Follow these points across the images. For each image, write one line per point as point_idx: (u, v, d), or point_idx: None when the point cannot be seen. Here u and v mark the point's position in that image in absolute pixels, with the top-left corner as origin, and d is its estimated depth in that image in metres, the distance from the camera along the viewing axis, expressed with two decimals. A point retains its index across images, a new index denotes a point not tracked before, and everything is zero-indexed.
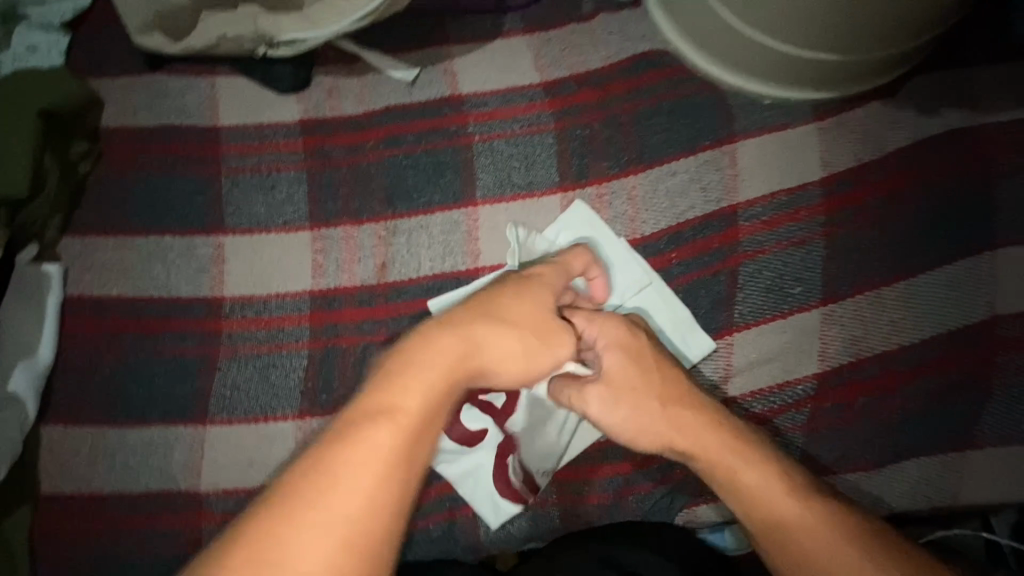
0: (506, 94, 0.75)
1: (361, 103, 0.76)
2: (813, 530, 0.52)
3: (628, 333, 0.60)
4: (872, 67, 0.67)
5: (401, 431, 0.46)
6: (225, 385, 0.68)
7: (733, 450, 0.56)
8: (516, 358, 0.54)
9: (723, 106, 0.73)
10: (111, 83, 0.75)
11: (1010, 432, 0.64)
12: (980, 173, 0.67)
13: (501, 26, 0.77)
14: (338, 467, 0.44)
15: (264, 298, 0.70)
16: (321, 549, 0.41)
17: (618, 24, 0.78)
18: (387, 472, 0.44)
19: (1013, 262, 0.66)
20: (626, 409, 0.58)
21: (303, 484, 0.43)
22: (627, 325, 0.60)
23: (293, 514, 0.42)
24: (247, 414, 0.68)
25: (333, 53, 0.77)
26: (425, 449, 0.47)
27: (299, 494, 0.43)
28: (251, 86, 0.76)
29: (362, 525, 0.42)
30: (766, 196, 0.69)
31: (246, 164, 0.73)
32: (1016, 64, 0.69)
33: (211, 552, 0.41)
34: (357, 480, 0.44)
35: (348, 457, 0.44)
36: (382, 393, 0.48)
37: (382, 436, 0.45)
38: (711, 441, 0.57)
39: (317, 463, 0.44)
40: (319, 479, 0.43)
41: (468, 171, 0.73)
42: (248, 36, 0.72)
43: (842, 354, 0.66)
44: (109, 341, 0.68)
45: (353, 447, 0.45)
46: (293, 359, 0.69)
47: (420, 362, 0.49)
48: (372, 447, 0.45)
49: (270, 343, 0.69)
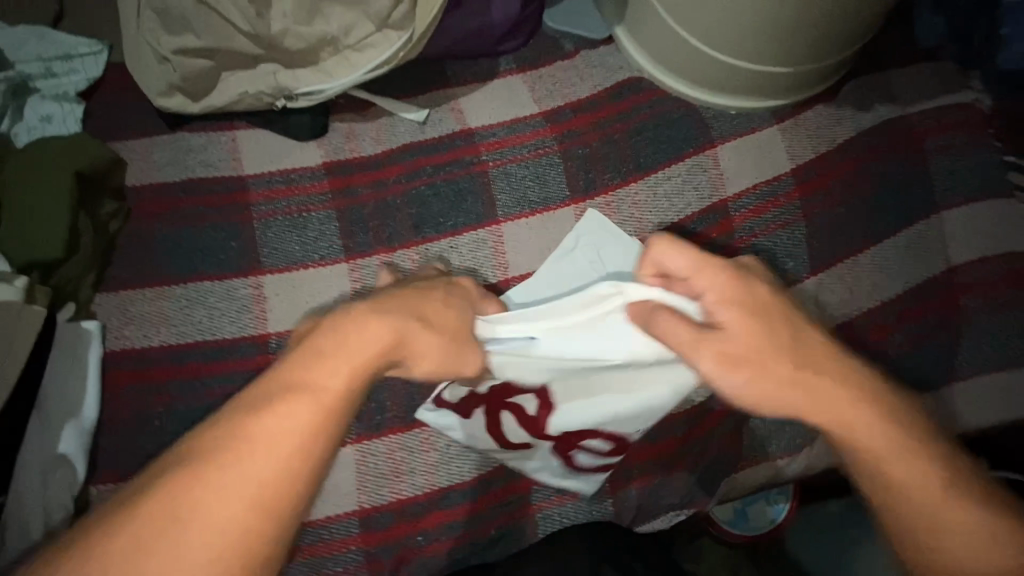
0: (511, 124, 0.83)
1: (379, 143, 0.82)
2: (957, 515, 0.51)
3: (739, 292, 0.54)
4: (814, 77, 0.82)
5: (316, 400, 0.47)
6: None
7: (885, 432, 0.52)
8: (443, 348, 0.54)
9: (699, 118, 0.85)
10: (132, 145, 0.77)
11: (984, 364, 0.76)
12: (914, 154, 0.81)
13: (497, 67, 0.87)
14: (256, 429, 0.45)
15: None
16: (229, 512, 0.43)
17: (598, 57, 0.88)
18: (296, 436, 0.46)
19: (954, 222, 0.79)
20: (756, 384, 0.53)
21: (217, 443, 0.45)
22: (733, 281, 0.55)
23: (204, 471, 0.44)
24: None
25: (347, 102, 0.83)
26: (343, 425, 0.48)
27: (213, 457, 0.44)
28: (271, 136, 0.80)
29: (277, 486, 0.44)
30: (751, 188, 0.80)
31: (276, 208, 0.77)
32: (923, 66, 0.85)
33: (124, 501, 0.44)
34: (277, 448, 0.45)
35: (265, 421, 0.46)
36: (301, 362, 0.49)
37: (296, 407, 0.46)
38: (860, 419, 0.52)
39: (235, 424, 0.46)
40: (235, 442, 0.45)
41: (487, 194, 0.80)
42: (269, 90, 0.77)
43: (833, 315, 0.77)
44: (156, 392, 0.68)
45: (273, 414, 0.46)
46: None
47: (352, 328, 0.50)
48: (287, 417, 0.46)
49: None
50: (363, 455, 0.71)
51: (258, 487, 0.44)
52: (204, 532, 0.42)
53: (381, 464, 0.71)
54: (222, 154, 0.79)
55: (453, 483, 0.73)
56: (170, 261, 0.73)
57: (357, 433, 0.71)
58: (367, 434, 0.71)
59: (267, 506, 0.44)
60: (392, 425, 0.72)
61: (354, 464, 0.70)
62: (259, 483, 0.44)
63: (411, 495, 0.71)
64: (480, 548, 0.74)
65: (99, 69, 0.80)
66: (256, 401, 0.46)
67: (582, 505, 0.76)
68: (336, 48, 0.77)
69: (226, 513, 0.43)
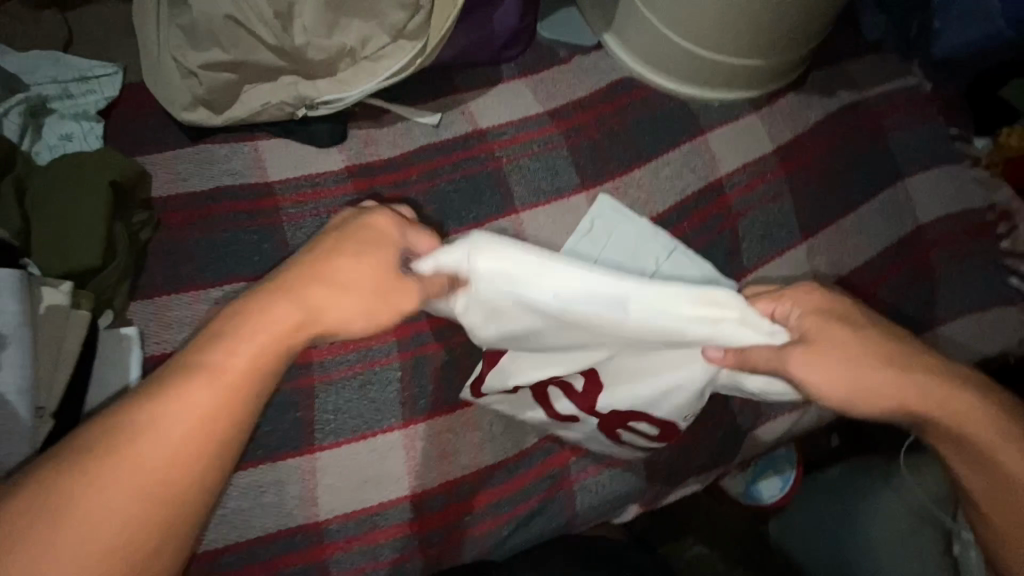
0: (519, 123, 0.90)
1: (397, 147, 0.87)
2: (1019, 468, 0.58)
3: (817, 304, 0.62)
4: (783, 68, 0.92)
5: (233, 375, 0.51)
6: (327, 410, 0.70)
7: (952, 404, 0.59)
8: (360, 315, 0.59)
9: (687, 110, 0.94)
10: (156, 158, 0.79)
11: (957, 307, 0.85)
12: (876, 130, 0.92)
13: (500, 74, 0.94)
14: (170, 404, 0.48)
15: None
16: (127, 492, 0.45)
17: (591, 61, 0.97)
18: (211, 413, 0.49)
19: (918, 186, 0.90)
20: (841, 374, 0.59)
21: (131, 416, 0.47)
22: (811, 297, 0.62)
23: (120, 444, 0.46)
24: (353, 433, 0.70)
25: (364, 110, 0.88)
26: (250, 406, 0.51)
27: (118, 435, 0.47)
28: (293, 144, 0.84)
29: (185, 458, 0.48)
30: (742, 167, 0.89)
31: (305, 210, 0.80)
32: (872, 57, 0.98)
33: (24, 477, 0.45)
34: (190, 421, 0.48)
35: (183, 395, 0.49)
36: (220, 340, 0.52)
37: (231, 382, 0.51)
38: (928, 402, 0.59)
39: (150, 400, 0.48)
40: (144, 416, 0.48)
41: (504, 187, 0.86)
42: (290, 100, 0.81)
43: (825, 274, 0.85)
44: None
45: (189, 389, 0.49)
46: (386, 374, 0.72)
47: (278, 305, 0.55)
48: (198, 395, 0.49)
49: (362, 362, 0.72)
50: (410, 439, 0.72)
51: (167, 456, 0.47)
52: (100, 505, 0.44)
53: (428, 447, 0.73)
54: (247, 163, 0.81)
55: (498, 461, 0.75)
56: (202, 266, 0.74)
57: (403, 418, 0.72)
58: (413, 418, 0.73)
59: (184, 473, 0.48)
60: (435, 408, 0.74)
61: (402, 448, 0.72)
62: (167, 456, 0.47)
63: (459, 475, 0.73)
64: (526, 524, 0.75)
65: (116, 88, 0.82)
66: (181, 375, 0.50)
67: (621, 471, 0.79)
68: (354, 59, 0.82)
69: (133, 481, 0.46)
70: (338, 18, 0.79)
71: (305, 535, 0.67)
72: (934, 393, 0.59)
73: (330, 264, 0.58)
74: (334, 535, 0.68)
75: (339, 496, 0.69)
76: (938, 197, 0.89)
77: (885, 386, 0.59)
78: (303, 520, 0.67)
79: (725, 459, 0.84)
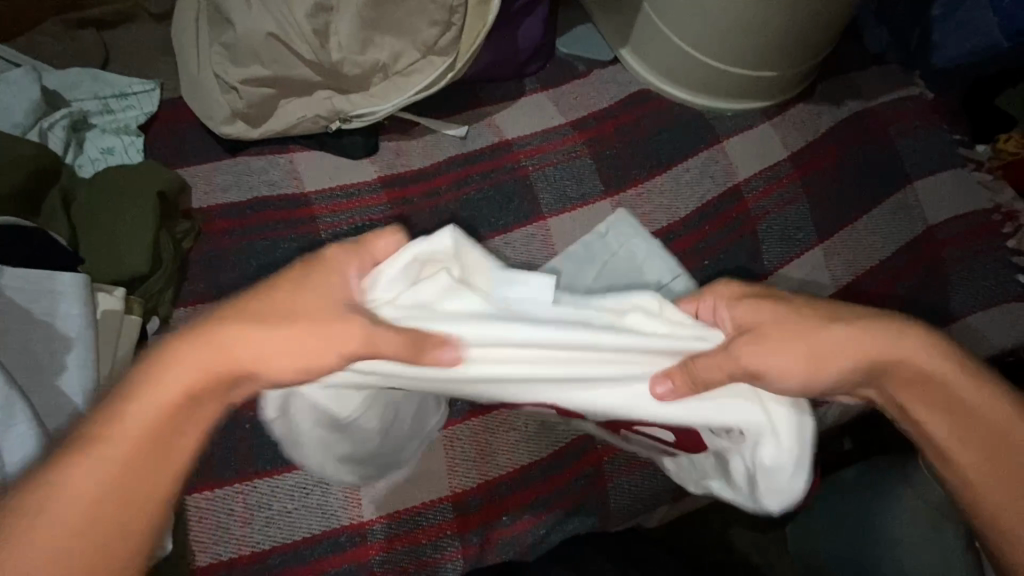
0: (543, 134, 0.93)
1: (427, 157, 0.90)
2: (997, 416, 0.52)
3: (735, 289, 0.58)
4: (793, 80, 0.97)
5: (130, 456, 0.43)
6: None
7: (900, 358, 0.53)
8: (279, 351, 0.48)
9: (703, 119, 0.97)
10: (195, 172, 0.82)
11: (974, 304, 0.88)
12: (884, 137, 0.96)
13: (524, 87, 0.98)
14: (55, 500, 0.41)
15: None
16: None
17: (609, 75, 1.00)
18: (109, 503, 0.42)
19: (926, 189, 0.94)
20: (782, 354, 0.52)
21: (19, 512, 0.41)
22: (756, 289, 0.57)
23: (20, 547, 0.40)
24: None
25: (394, 123, 0.91)
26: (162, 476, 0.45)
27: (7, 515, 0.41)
28: (327, 156, 0.87)
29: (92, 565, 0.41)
30: (758, 172, 0.92)
31: (340, 219, 0.82)
32: (876, 69, 1.03)
33: None
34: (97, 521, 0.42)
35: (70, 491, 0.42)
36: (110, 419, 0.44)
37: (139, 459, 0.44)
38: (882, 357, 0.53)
39: (31, 492, 0.41)
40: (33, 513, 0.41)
41: (531, 194, 0.88)
42: (325, 114, 0.84)
43: (845, 275, 0.88)
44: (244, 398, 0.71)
45: (78, 479, 0.42)
46: None
47: (175, 372, 0.46)
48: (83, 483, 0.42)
49: None
50: (451, 440, 0.74)
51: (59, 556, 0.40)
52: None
53: (466, 447, 0.74)
54: (282, 174, 0.84)
55: (533, 461, 0.76)
56: (242, 274, 0.76)
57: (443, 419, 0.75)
58: (452, 420, 0.75)
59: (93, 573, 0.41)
60: (473, 410, 0.76)
61: (442, 450, 0.73)
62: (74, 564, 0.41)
63: (496, 475, 0.74)
64: (561, 525, 0.76)
65: (154, 103, 0.85)
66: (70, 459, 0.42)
67: (654, 470, 0.80)
68: (387, 74, 0.86)
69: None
70: (373, 35, 0.83)
71: (348, 535, 0.68)
72: (925, 376, 0.53)
73: (244, 326, 0.48)
74: (377, 537, 0.69)
75: (381, 498, 0.70)
76: (946, 198, 0.93)
77: (839, 358, 0.53)
78: (347, 520, 0.69)
79: None
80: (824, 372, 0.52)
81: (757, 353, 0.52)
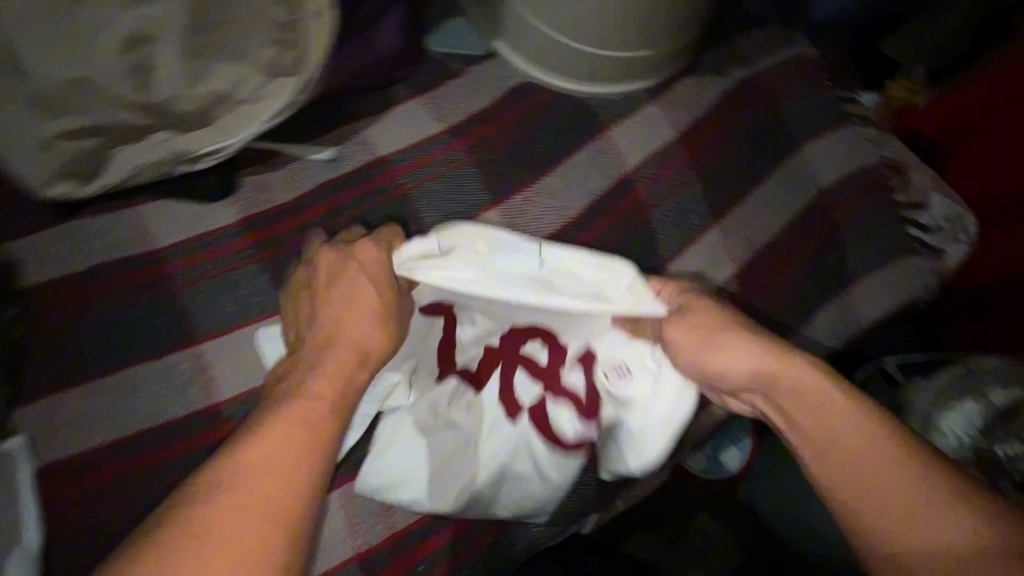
0: (420, 145, 0.87)
1: (293, 189, 0.82)
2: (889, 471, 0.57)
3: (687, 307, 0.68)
4: (673, 54, 0.93)
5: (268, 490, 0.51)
6: None
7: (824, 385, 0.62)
8: (371, 326, 0.64)
9: (587, 107, 0.93)
10: (23, 244, 0.74)
11: (870, 264, 0.89)
12: (770, 104, 0.94)
13: (393, 96, 0.90)
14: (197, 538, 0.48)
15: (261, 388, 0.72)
16: None
17: (484, 70, 0.94)
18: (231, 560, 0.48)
19: (816, 153, 0.93)
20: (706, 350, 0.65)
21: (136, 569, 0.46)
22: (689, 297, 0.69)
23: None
24: None
25: (253, 155, 0.83)
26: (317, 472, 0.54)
27: (159, 563, 0.47)
28: (179, 203, 0.79)
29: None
30: (647, 158, 0.89)
31: (199, 274, 0.76)
32: (757, 32, 1.00)
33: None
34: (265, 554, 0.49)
35: (181, 558, 0.47)
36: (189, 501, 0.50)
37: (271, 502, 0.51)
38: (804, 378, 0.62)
39: (173, 548, 0.48)
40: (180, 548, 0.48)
41: (413, 215, 0.83)
42: (166, 158, 0.75)
43: (744, 252, 0.86)
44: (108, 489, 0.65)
45: (205, 535, 0.48)
46: None
47: (323, 379, 0.60)
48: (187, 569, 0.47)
49: None
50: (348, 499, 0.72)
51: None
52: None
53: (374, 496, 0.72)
54: (127, 233, 0.76)
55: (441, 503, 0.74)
56: (92, 356, 0.70)
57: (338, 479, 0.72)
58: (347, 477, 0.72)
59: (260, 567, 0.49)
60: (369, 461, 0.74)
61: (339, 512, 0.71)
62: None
63: (404, 523, 0.72)
64: (479, 560, 0.75)
65: None
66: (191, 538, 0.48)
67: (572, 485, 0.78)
68: (231, 104, 0.77)
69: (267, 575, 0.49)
70: (205, 64, 0.74)
71: None
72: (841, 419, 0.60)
73: (312, 361, 0.62)
74: None
75: None
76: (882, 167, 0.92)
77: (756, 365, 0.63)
78: None
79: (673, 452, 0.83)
80: (716, 365, 0.65)
81: (680, 335, 0.66)
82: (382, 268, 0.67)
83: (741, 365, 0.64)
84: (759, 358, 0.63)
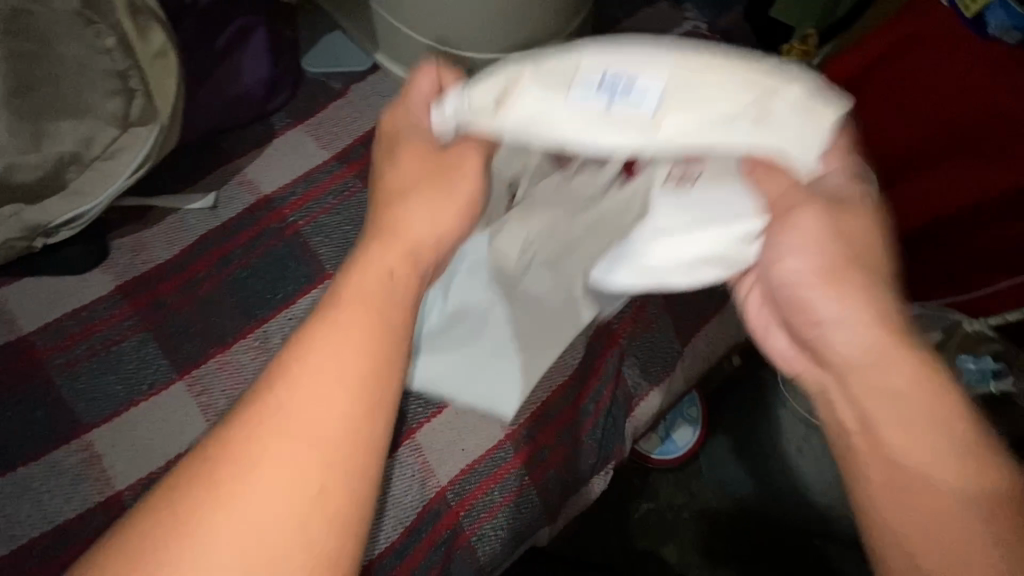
0: (307, 177, 0.82)
1: (172, 245, 0.76)
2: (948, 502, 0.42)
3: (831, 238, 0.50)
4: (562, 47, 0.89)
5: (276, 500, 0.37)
6: None
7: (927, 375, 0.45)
8: (436, 212, 0.50)
9: None
10: None
11: None
12: None
13: (273, 128, 0.84)
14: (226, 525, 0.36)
15: (163, 470, 0.66)
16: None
17: (368, 88, 0.89)
18: (288, 557, 0.36)
19: None
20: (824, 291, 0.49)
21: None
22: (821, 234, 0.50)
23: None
24: None
25: (120, 215, 0.77)
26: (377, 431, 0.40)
27: (192, 496, 0.37)
28: (43, 281, 0.72)
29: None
30: None
31: (77, 356, 0.69)
32: (645, 13, 0.98)
33: (115, 544, 0.36)
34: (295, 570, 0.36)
35: (233, 521, 0.36)
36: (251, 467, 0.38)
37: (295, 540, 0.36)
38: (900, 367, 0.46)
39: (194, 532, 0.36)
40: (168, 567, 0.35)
41: (309, 253, 0.77)
42: (17, 236, 0.68)
43: None
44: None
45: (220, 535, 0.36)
46: None
47: (344, 313, 0.43)
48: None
49: None
50: None
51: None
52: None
53: None
54: None
55: (383, 549, 0.71)
56: None
57: None
58: None
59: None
60: None
61: None
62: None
63: None
64: None
65: None
66: (214, 524, 0.36)
67: (518, 504, 0.76)
68: (82, 164, 0.70)
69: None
70: (42, 124, 0.67)
71: None
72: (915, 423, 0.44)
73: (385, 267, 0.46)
74: None
75: None
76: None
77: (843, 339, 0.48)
78: None
79: (615, 449, 0.82)
80: (815, 308, 0.50)
81: (796, 262, 0.51)
82: (414, 163, 0.50)
83: (855, 328, 0.48)
84: (849, 336, 0.48)
